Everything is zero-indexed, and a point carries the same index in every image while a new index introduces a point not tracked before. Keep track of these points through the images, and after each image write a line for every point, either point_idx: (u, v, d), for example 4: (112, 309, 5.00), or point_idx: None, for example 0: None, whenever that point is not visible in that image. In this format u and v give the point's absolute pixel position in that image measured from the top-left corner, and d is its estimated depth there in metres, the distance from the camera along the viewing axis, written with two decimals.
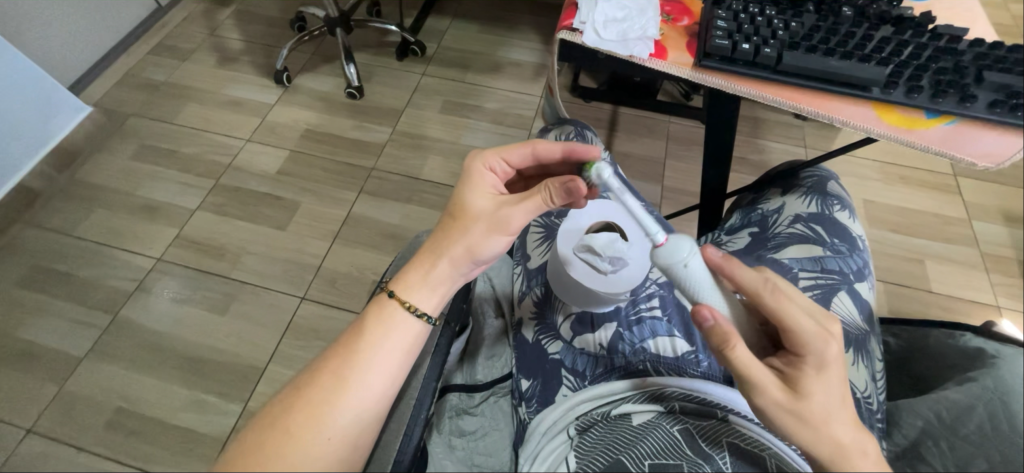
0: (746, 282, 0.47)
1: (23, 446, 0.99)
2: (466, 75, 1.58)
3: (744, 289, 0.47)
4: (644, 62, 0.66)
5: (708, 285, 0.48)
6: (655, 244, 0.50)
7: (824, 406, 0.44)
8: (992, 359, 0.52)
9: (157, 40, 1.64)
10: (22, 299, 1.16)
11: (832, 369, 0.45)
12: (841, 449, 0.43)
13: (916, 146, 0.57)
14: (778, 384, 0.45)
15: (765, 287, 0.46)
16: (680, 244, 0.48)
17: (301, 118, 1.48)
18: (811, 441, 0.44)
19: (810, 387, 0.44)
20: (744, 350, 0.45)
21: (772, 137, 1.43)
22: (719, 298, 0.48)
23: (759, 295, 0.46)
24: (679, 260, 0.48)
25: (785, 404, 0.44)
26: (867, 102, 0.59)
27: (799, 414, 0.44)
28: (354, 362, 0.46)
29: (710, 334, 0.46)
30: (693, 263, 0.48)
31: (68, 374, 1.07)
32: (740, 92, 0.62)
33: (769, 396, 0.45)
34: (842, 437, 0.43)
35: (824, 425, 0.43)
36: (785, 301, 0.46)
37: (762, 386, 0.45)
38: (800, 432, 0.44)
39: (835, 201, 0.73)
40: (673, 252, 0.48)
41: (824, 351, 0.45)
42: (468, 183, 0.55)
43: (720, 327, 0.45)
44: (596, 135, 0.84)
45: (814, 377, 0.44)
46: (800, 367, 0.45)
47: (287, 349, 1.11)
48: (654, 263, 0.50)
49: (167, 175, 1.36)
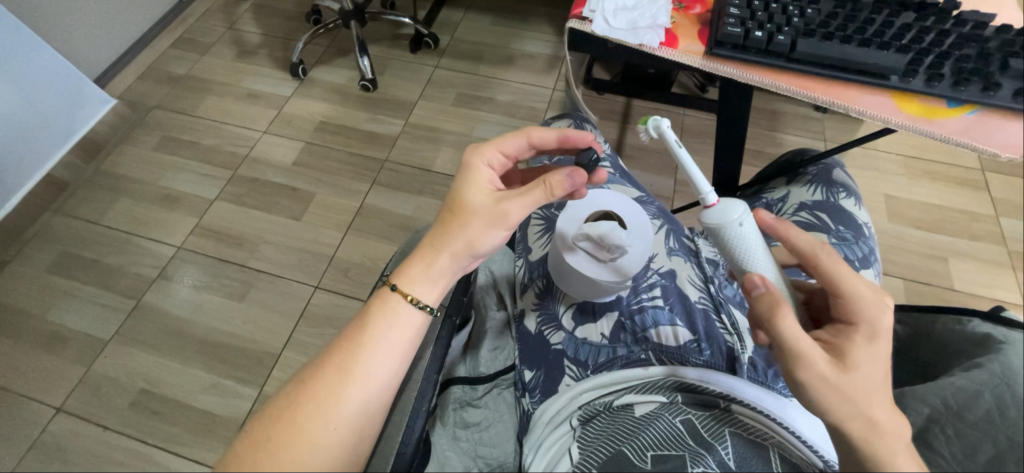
0: (801, 245, 0.48)
1: (53, 423, 1.04)
2: (479, 67, 1.58)
3: (800, 255, 0.48)
4: (655, 51, 0.65)
5: (757, 247, 0.50)
6: (704, 205, 0.51)
7: (868, 380, 0.43)
8: (999, 345, 0.51)
9: (178, 33, 1.68)
10: (53, 284, 1.21)
11: (880, 342, 0.45)
12: (878, 425, 0.42)
13: (938, 135, 0.55)
14: (826, 356, 0.44)
15: (823, 251, 0.47)
16: (733, 207, 0.50)
17: (316, 110, 1.51)
18: (850, 416, 0.43)
19: (857, 358, 0.44)
20: (794, 319, 0.45)
21: (790, 130, 1.40)
22: (768, 266, 0.49)
23: (817, 259, 0.47)
24: (733, 219, 0.49)
25: (832, 376, 0.44)
26: (884, 91, 0.58)
27: (843, 386, 0.43)
28: (359, 354, 0.47)
29: (759, 300, 0.46)
30: (746, 224, 0.49)
31: (95, 356, 1.12)
32: (751, 81, 0.61)
33: (816, 366, 0.44)
34: (880, 413, 0.43)
35: (866, 399, 0.43)
36: (842, 267, 0.46)
37: (810, 356, 0.44)
38: (839, 407, 0.43)
39: (841, 188, 0.72)
40: (725, 213, 0.49)
41: (876, 321, 0.45)
42: (467, 178, 0.55)
43: (770, 294, 0.46)
44: (594, 129, 0.84)
45: (863, 347, 0.44)
46: (851, 337, 0.45)
47: (301, 336, 1.14)
48: (702, 225, 0.51)
49: (188, 166, 1.40)
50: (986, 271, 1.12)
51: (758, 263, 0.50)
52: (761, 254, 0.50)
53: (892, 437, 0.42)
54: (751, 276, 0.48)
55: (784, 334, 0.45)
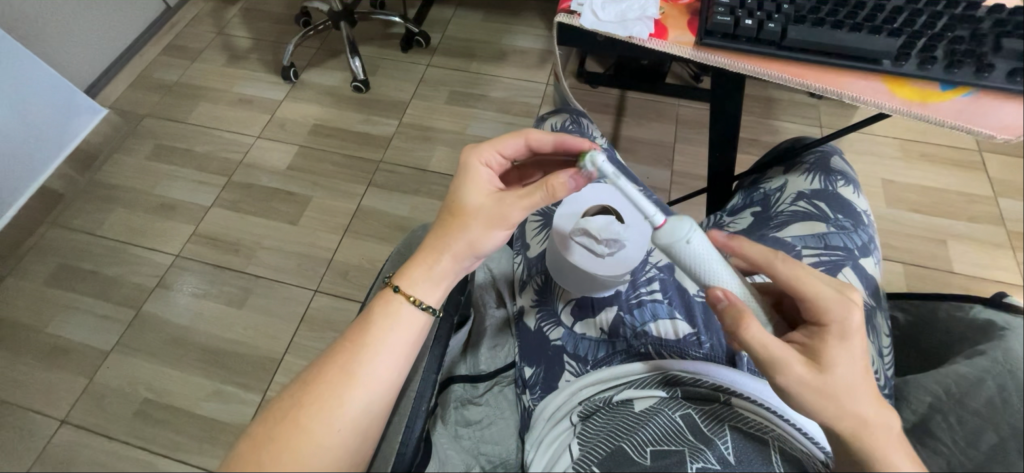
0: (753, 257, 0.49)
1: (58, 436, 1.04)
2: (471, 64, 1.57)
3: (758, 265, 0.49)
4: (645, 42, 0.64)
5: (720, 260, 0.49)
6: (654, 227, 0.51)
7: (848, 378, 0.44)
8: (1001, 331, 0.50)
9: (167, 40, 1.67)
10: (52, 297, 1.21)
11: (855, 340, 0.45)
12: (867, 422, 0.42)
13: (932, 121, 0.55)
14: (800, 359, 0.45)
15: (778, 258, 0.48)
16: (680, 225, 0.49)
17: (309, 113, 1.50)
18: (837, 416, 0.43)
19: (833, 358, 0.44)
20: (759, 328, 0.46)
21: (786, 117, 1.39)
22: (732, 276, 0.50)
23: (773, 267, 0.48)
24: (680, 238, 0.48)
25: (809, 378, 0.44)
26: (878, 76, 0.57)
27: (823, 387, 0.44)
28: (363, 355, 0.46)
29: (724, 313, 0.47)
30: (695, 240, 0.48)
31: (97, 367, 1.12)
32: (743, 70, 0.60)
33: (792, 370, 0.45)
34: (867, 410, 0.43)
35: (849, 397, 0.43)
36: (800, 272, 0.47)
37: (784, 361, 0.45)
38: (824, 408, 0.44)
39: (838, 176, 0.71)
40: (673, 232, 0.49)
41: (846, 320, 0.45)
42: (465, 179, 0.55)
43: (734, 306, 0.47)
44: (592, 123, 0.83)
45: (837, 346, 0.45)
46: (823, 338, 0.45)
47: (302, 340, 1.14)
48: (656, 245, 0.51)
49: (182, 174, 1.39)
50: (986, 253, 1.11)
51: (714, 267, 0.49)
52: (721, 265, 0.49)
53: (882, 432, 0.42)
54: (712, 289, 0.49)
55: (752, 343, 0.46)
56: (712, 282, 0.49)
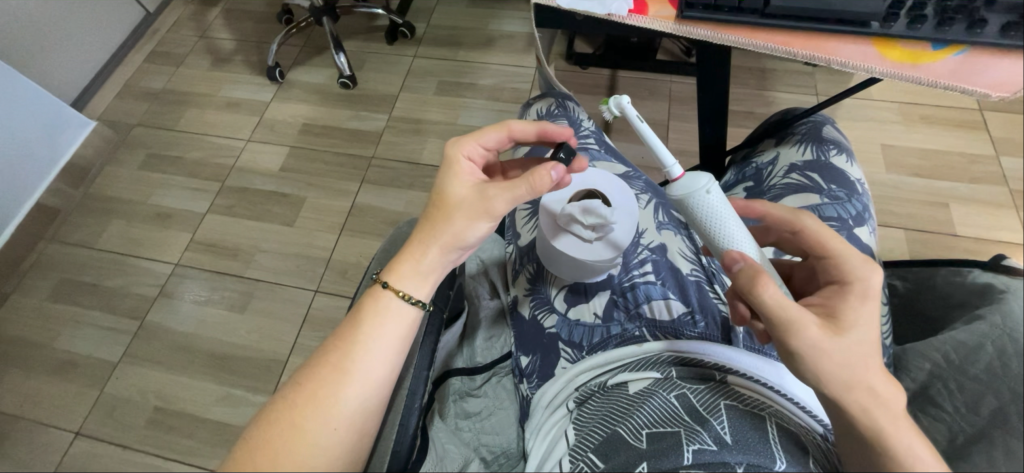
0: (776, 214, 0.52)
1: (74, 447, 1.06)
2: (459, 53, 1.54)
3: (781, 222, 0.52)
4: (624, 20, 0.62)
5: (726, 217, 0.50)
6: (670, 178, 0.51)
7: (864, 341, 0.43)
8: (1000, 294, 0.49)
9: (150, 47, 1.64)
10: (56, 312, 1.22)
11: (873, 301, 0.45)
12: (876, 392, 0.42)
13: (923, 83, 0.53)
14: (818, 322, 0.44)
15: (804, 216, 0.51)
16: (698, 176, 0.50)
17: (298, 113, 1.48)
18: (847, 386, 0.43)
19: (852, 318, 0.44)
20: (777, 290, 0.45)
21: (781, 87, 1.37)
22: (747, 239, 0.51)
23: (800, 222, 0.51)
24: (700, 187, 0.49)
25: (825, 339, 0.43)
26: (867, 39, 0.56)
27: (839, 350, 0.43)
28: (353, 353, 0.46)
29: (740, 273, 0.47)
30: (714, 192, 0.49)
31: (106, 378, 1.13)
32: (728, 42, 0.58)
33: (809, 332, 0.44)
34: (876, 378, 0.42)
35: (863, 364, 0.43)
36: (824, 230, 0.49)
37: (802, 321, 0.44)
38: (838, 374, 0.43)
39: (831, 145, 0.70)
40: (693, 181, 0.49)
41: (867, 281, 0.46)
42: (448, 172, 0.54)
43: (750, 266, 0.46)
44: (578, 105, 0.81)
45: (859, 305, 0.45)
46: (844, 297, 0.46)
47: (306, 341, 1.14)
48: (670, 198, 0.51)
49: (176, 182, 1.39)
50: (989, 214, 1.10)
51: (735, 236, 0.50)
52: (739, 229, 0.50)
53: (888, 401, 0.42)
54: (729, 252, 0.49)
55: (769, 304, 0.45)
56: (726, 246, 0.50)
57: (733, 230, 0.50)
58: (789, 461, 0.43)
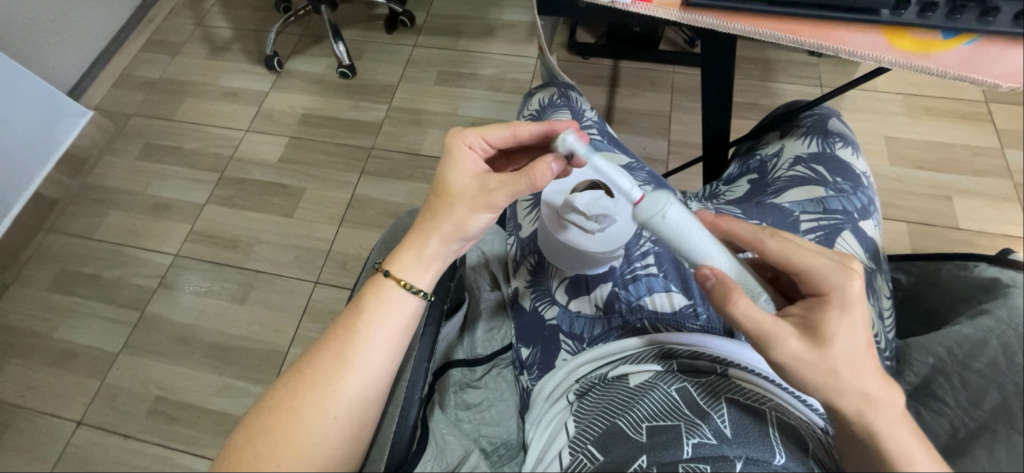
0: (738, 233, 0.48)
1: (76, 437, 1.07)
2: (459, 42, 1.53)
3: (745, 241, 0.48)
4: (629, 7, 0.62)
5: (687, 239, 0.48)
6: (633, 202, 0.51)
7: (849, 349, 0.43)
8: (1006, 288, 0.49)
9: (146, 35, 1.62)
10: (56, 302, 1.21)
11: (855, 309, 0.44)
12: (869, 396, 0.42)
13: (931, 72, 0.53)
14: (795, 335, 0.44)
15: (765, 236, 0.47)
16: (656, 198, 0.49)
17: (297, 103, 1.47)
18: (837, 392, 0.43)
19: (833, 329, 0.43)
20: (748, 307, 0.45)
21: (785, 78, 1.35)
22: (721, 254, 0.49)
23: (760, 242, 0.47)
24: (657, 211, 0.48)
25: (804, 352, 0.43)
26: (876, 27, 0.55)
27: (822, 361, 0.43)
28: (354, 341, 0.46)
29: (711, 293, 0.46)
30: (671, 213, 0.48)
31: (107, 369, 1.13)
32: (733, 30, 0.57)
33: (788, 344, 0.44)
34: (869, 381, 0.42)
35: (851, 372, 0.42)
36: (788, 244, 0.46)
37: (778, 335, 0.44)
38: (823, 383, 0.43)
39: (837, 138, 0.69)
40: (651, 206, 0.49)
41: (846, 290, 0.44)
42: (449, 161, 0.54)
43: (721, 284, 0.45)
44: (580, 95, 0.80)
45: (838, 317, 0.44)
46: (823, 309, 0.44)
47: (306, 332, 1.15)
48: (636, 220, 0.50)
49: (175, 172, 1.38)
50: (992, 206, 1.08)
51: (704, 250, 0.48)
52: (707, 244, 0.48)
53: (883, 403, 0.42)
54: (700, 270, 0.48)
55: (742, 320, 0.45)
56: (700, 263, 0.49)
57: (700, 246, 0.48)
58: (789, 455, 0.43)
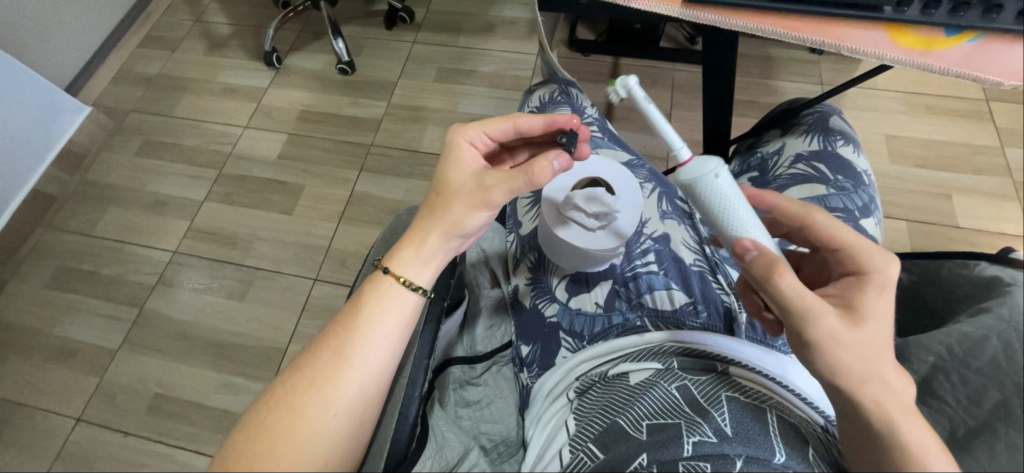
0: (786, 209, 0.49)
1: (75, 434, 1.07)
2: (458, 39, 1.52)
3: (791, 217, 0.49)
4: (630, 4, 0.61)
5: (733, 205, 0.45)
6: (677, 162, 0.47)
7: (881, 331, 0.44)
8: (1007, 287, 0.49)
9: (144, 31, 1.61)
10: (54, 299, 1.21)
11: (890, 291, 0.45)
12: (887, 383, 0.43)
13: (933, 70, 0.52)
14: (836, 313, 0.44)
15: (814, 212, 0.49)
16: (705, 160, 0.46)
17: (296, 100, 1.46)
18: (865, 376, 0.43)
19: (870, 309, 0.44)
20: (794, 280, 0.44)
21: (786, 76, 1.35)
22: (760, 225, 0.47)
23: (810, 218, 0.48)
24: (708, 172, 0.45)
25: (843, 330, 0.43)
26: (878, 24, 0.54)
27: (855, 340, 0.43)
28: (353, 338, 0.46)
29: (753, 264, 0.45)
30: (722, 176, 0.45)
31: (106, 365, 1.13)
32: (735, 27, 0.57)
33: (827, 321, 0.43)
34: (887, 369, 0.43)
35: (879, 354, 0.43)
36: (835, 223, 0.48)
37: (820, 311, 0.43)
38: (855, 365, 0.43)
39: (838, 135, 0.69)
40: (700, 166, 0.45)
41: (884, 272, 0.45)
42: (448, 157, 0.53)
43: (765, 256, 0.44)
44: (581, 92, 0.80)
45: (876, 296, 0.44)
46: (862, 288, 0.45)
47: (305, 329, 1.14)
48: (677, 183, 0.47)
49: (173, 169, 1.37)
50: (991, 205, 1.08)
51: (745, 220, 0.46)
52: (750, 215, 0.46)
53: (900, 393, 0.43)
54: (740, 240, 0.46)
55: (788, 293, 0.44)
56: (737, 234, 0.46)
57: (741, 215, 0.46)
58: (790, 452, 0.43)
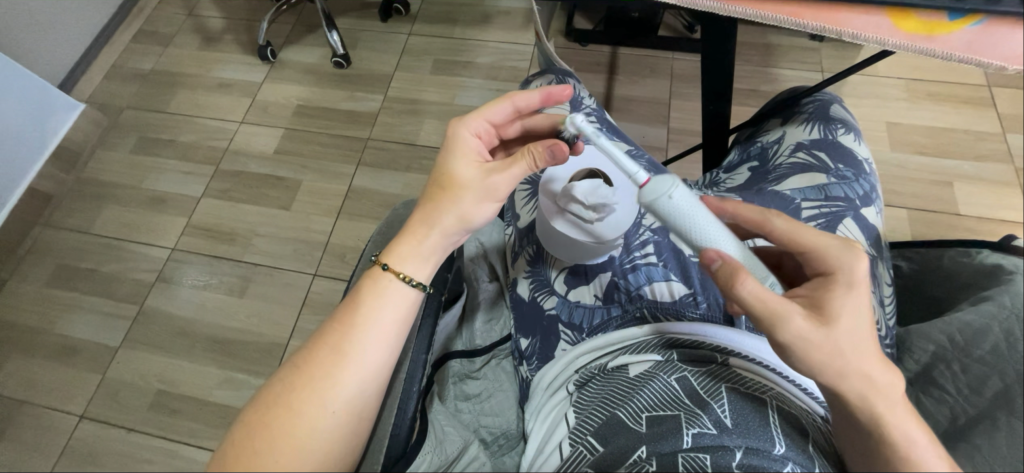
0: (746, 214, 0.49)
1: (78, 431, 1.07)
2: (455, 30, 1.50)
3: (750, 222, 0.49)
4: None
5: (697, 217, 0.46)
6: (637, 185, 0.49)
7: (852, 329, 0.43)
8: (1009, 274, 0.49)
9: (137, 26, 1.59)
10: (54, 297, 1.21)
11: (860, 289, 0.44)
12: (870, 378, 0.42)
13: (936, 55, 0.52)
14: (802, 314, 0.44)
15: (773, 215, 0.48)
16: (662, 180, 0.47)
17: (291, 94, 1.45)
18: (840, 373, 0.43)
19: (838, 308, 0.43)
20: (755, 285, 0.44)
21: (786, 64, 1.33)
22: (726, 237, 0.47)
23: (768, 224, 0.48)
24: (663, 193, 0.46)
25: (809, 330, 0.43)
26: (881, 8, 0.53)
27: (824, 339, 0.43)
28: (352, 335, 0.46)
29: (718, 274, 0.46)
30: (678, 194, 0.46)
31: (108, 363, 1.14)
32: (734, 13, 0.56)
33: (794, 322, 0.43)
34: (872, 365, 0.42)
35: (852, 352, 0.42)
36: (795, 226, 0.47)
37: (784, 313, 0.44)
38: (828, 363, 0.43)
39: (839, 124, 0.68)
40: (654, 188, 0.47)
41: (852, 269, 0.45)
42: (452, 150, 0.53)
43: (729, 264, 0.45)
44: (578, 82, 0.78)
45: (844, 296, 0.44)
46: (829, 288, 0.44)
47: (305, 324, 1.15)
48: (640, 203, 0.48)
49: (170, 166, 1.36)
50: (992, 192, 1.08)
51: (709, 229, 0.46)
52: (715, 225, 0.47)
53: (884, 388, 0.42)
54: (704, 250, 0.47)
55: (749, 299, 0.44)
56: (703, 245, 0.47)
57: (705, 225, 0.46)
58: (789, 444, 0.43)
